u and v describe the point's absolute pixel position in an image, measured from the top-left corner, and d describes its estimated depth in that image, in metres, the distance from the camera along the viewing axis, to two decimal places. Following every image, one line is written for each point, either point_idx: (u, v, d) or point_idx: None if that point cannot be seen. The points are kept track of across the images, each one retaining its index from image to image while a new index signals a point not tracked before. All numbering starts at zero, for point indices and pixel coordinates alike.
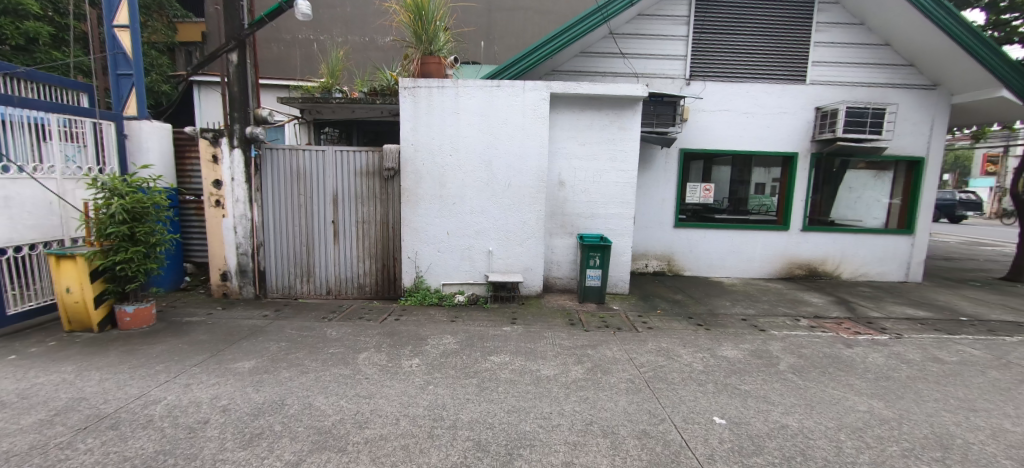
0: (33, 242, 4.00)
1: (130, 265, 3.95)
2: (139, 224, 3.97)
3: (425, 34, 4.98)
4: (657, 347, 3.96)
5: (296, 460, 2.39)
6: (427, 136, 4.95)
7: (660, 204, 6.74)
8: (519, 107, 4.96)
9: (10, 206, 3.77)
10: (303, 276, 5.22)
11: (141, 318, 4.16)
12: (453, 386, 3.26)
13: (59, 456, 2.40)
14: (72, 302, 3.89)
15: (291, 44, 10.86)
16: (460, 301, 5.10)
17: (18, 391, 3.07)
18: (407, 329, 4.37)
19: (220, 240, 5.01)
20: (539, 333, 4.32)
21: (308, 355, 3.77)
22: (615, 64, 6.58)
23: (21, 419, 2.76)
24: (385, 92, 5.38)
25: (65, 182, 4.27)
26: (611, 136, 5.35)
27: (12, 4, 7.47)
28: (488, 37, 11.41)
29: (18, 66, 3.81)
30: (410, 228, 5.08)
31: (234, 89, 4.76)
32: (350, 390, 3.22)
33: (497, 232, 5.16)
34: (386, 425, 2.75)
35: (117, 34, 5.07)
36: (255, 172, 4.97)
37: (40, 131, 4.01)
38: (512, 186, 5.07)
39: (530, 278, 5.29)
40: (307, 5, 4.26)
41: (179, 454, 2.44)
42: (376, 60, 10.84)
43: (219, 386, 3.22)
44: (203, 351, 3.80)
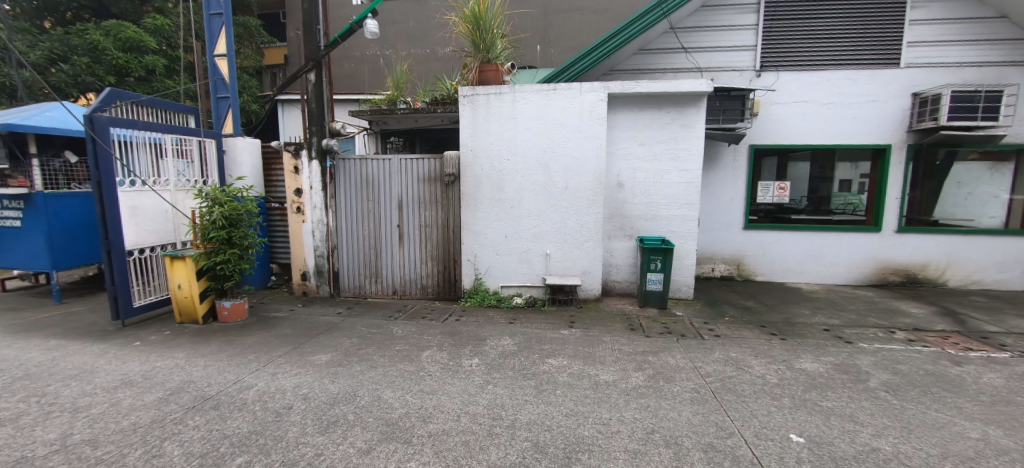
0: (152, 245, 4.65)
1: (228, 265, 4.46)
2: (235, 229, 4.47)
3: (483, 43, 5.12)
4: (725, 357, 3.73)
5: (366, 449, 2.56)
6: (485, 141, 5.09)
7: (728, 204, 6.34)
8: (576, 108, 4.93)
9: (137, 214, 4.42)
10: (372, 276, 5.56)
11: (235, 313, 4.66)
12: (512, 387, 3.31)
13: (174, 431, 2.80)
14: (182, 297, 4.47)
15: (360, 60, 11.65)
16: (518, 303, 5.17)
17: (143, 373, 3.60)
18: (468, 329, 4.51)
19: (301, 243, 5.50)
20: (598, 337, 4.25)
21: (377, 351, 4.02)
22: (676, 59, 6.32)
23: (145, 397, 3.24)
24: (445, 101, 5.61)
25: (177, 192, 4.91)
26: (673, 135, 5.14)
27: (137, 42, 8.75)
28: (544, 40, 11.46)
29: (142, 95, 4.50)
30: (470, 231, 5.24)
31: (312, 105, 5.20)
32: (415, 385, 3.38)
33: (554, 234, 5.15)
34: (448, 420, 2.86)
35: (217, 63, 5.77)
36: (330, 181, 5.40)
37: (158, 149, 4.67)
38: (570, 188, 5.04)
39: (588, 281, 5.21)
40: (376, 24, 4.56)
41: (268, 436, 2.73)
42: (437, 70, 11.31)
43: (301, 376, 3.54)
44: (287, 343, 4.19)
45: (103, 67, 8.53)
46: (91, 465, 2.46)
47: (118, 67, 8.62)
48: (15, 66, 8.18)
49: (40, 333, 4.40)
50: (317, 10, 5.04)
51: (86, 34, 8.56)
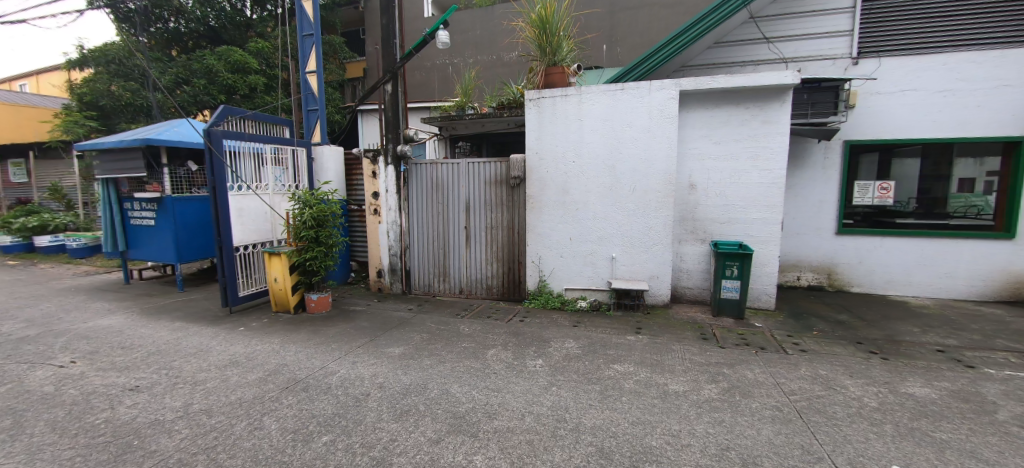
0: (254, 243, 5.26)
1: (316, 261, 4.93)
2: (322, 229, 4.92)
3: (549, 46, 5.16)
4: (813, 374, 3.41)
5: (436, 439, 2.70)
6: (550, 144, 5.12)
7: (817, 206, 5.77)
8: (645, 108, 4.78)
9: (242, 215, 5.04)
10: (440, 275, 5.82)
11: (321, 305, 5.12)
12: (576, 390, 3.29)
13: (271, 408, 3.16)
14: (277, 289, 5.01)
15: (431, 70, 12.25)
16: (583, 307, 5.11)
17: (247, 354, 4.09)
18: (531, 330, 4.55)
19: (377, 242, 5.92)
20: (666, 345, 4.08)
21: (445, 347, 4.20)
22: (757, 50, 5.89)
23: (248, 376, 3.69)
24: (511, 105, 5.72)
25: (275, 196, 5.51)
26: (752, 132, 4.80)
27: (243, 64, 10.01)
28: (611, 40, 11.25)
29: (248, 110, 5.13)
30: (535, 233, 5.29)
31: (389, 114, 5.56)
32: (481, 382, 3.49)
33: (620, 237, 5.03)
34: (512, 419, 2.91)
35: (308, 79, 6.38)
36: (404, 184, 5.75)
37: (259, 158, 5.28)
38: (637, 189, 4.90)
39: (657, 286, 5.02)
40: (447, 34, 4.78)
41: (350, 419, 2.99)
42: (503, 75, 11.55)
43: (377, 366, 3.81)
44: (365, 335, 4.52)
45: (215, 87, 9.83)
46: (208, 431, 2.89)
47: (227, 86, 9.90)
48: (151, 90, 9.70)
49: (167, 316, 5.18)
50: (394, 25, 5.40)
51: (203, 59, 9.93)
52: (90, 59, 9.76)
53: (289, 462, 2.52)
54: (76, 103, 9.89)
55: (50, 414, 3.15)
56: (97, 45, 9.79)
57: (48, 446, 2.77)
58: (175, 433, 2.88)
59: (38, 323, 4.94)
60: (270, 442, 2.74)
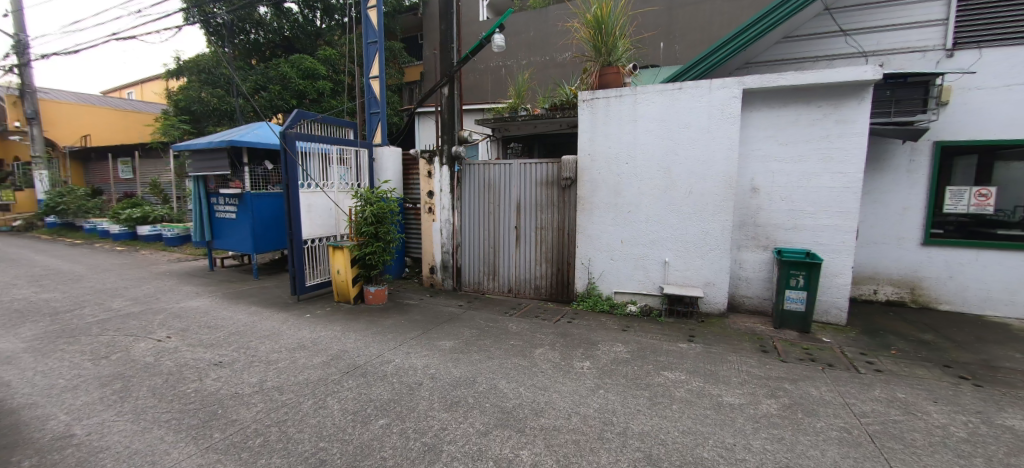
0: (320, 237, 5.68)
1: (375, 255, 5.24)
2: (381, 225, 5.23)
3: (604, 47, 5.13)
4: (888, 396, 3.13)
5: (484, 431, 2.80)
6: (603, 145, 5.08)
7: (900, 214, 5.25)
8: (704, 107, 4.61)
9: (311, 211, 5.47)
10: (490, 274, 5.95)
11: (378, 297, 5.42)
12: (624, 394, 3.26)
13: (334, 389, 3.43)
14: (339, 280, 5.38)
15: (485, 72, 12.52)
16: (632, 311, 5.02)
17: (312, 339, 4.44)
18: (579, 332, 4.55)
19: (431, 239, 6.18)
20: (721, 355, 3.93)
21: (494, 343, 4.31)
22: (832, 44, 5.47)
23: (314, 359, 4.01)
24: (564, 106, 5.73)
25: (339, 194, 5.90)
26: (824, 132, 4.48)
27: (313, 70, 10.79)
28: (669, 37, 10.89)
29: (318, 114, 5.55)
30: (585, 235, 5.27)
31: (445, 116, 5.77)
32: (528, 379, 3.56)
33: (675, 241, 4.88)
34: (559, 418, 2.94)
35: (371, 83, 6.74)
36: (458, 184, 5.95)
37: (326, 158, 5.68)
38: (694, 192, 4.73)
39: (712, 293, 4.83)
40: (503, 38, 4.89)
41: (403, 406, 3.16)
42: (556, 76, 11.55)
43: (429, 357, 3.99)
44: (417, 328, 4.74)
45: (289, 92, 10.69)
46: (280, 406, 3.20)
47: (299, 91, 10.74)
48: (234, 96, 10.74)
49: (244, 301, 5.74)
50: (452, 31, 5.62)
51: (278, 67, 10.82)
52: (185, 69, 10.97)
53: (350, 440, 2.74)
54: (173, 109, 11.18)
55: (152, 381, 3.63)
56: (190, 56, 10.97)
57: (151, 408, 3.20)
58: (252, 406, 3.21)
59: (141, 302, 5.67)
60: (332, 420, 2.98)
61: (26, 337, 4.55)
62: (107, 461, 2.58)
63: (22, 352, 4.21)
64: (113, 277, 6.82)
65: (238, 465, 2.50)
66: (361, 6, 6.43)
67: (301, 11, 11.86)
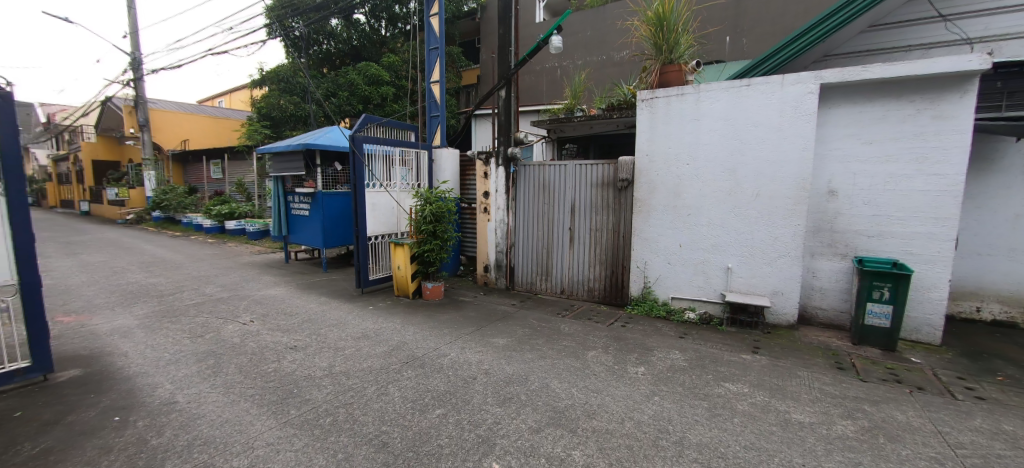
0: (383, 234, 6.04)
1: (432, 252, 5.49)
2: (439, 224, 5.48)
3: (665, 44, 5.01)
4: (993, 428, 2.77)
5: (536, 428, 2.85)
6: (662, 145, 4.95)
7: (1012, 221, 4.61)
8: (776, 104, 4.35)
9: (375, 209, 5.84)
10: (543, 274, 6.00)
11: (435, 293, 5.66)
12: (680, 403, 3.17)
13: (395, 378, 3.65)
14: (399, 275, 5.68)
15: (540, 74, 12.62)
16: (691, 319, 4.84)
17: (375, 330, 4.74)
18: (633, 337, 4.46)
19: (486, 239, 6.36)
20: (790, 370, 3.68)
21: (546, 343, 4.35)
22: (928, 31, 4.93)
23: (377, 348, 4.28)
24: (622, 106, 5.63)
25: (401, 194, 6.23)
26: (917, 129, 4.05)
27: (378, 77, 11.49)
28: (736, 30, 10.31)
29: (382, 118, 5.91)
30: (641, 237, 5.16)
31: (502, 118, 5.91)
32: (580, 381, 3.56)
33: (739, 246, 4.64)
34: (612, 421, 2.93)
35: (432, 87, 7.03)
36: (513, 185, 6.06)
37: (389, 159, 6.02)
38: (762, 195, 4.47)
39: (780, 304, 4.53)
40: (561, 40, 4.93)
41: (459, 398, 3.30)
42: (613, 75, 11.38)
43: (483, 354, 4.12)
44: (472, 324, 4.90)
45: (356, 98, 11.45)
46: (347, 390, 3.46)
47: (365, 96, 11.47)
48: (309, 103, 11.69)
49: (315, 292, 6.24)
50: (511, 34, 5.74)
51: (347, 74, 11.61)
52: (267, 79, 12.09)
53: (409, 426, 2.91)
54: (256, 115, 12.37)
55: (239, 359, 4.08)
56: (272, 67, 12.07)
57: (238, 383, 3.60)
58: (323, 388, 3.50)
59: (229, 289, 6.36)
60: (393, 407, 3.18)
61: (140, 314, 5.30)
62: (204, 426, 2.96)
63: (137, 327, 4.90)
64: (206, 266, 7.70)
65: (311, 440, 2.76)
66: (424, 14, 6.74)
67: (368, 22, 12.66)
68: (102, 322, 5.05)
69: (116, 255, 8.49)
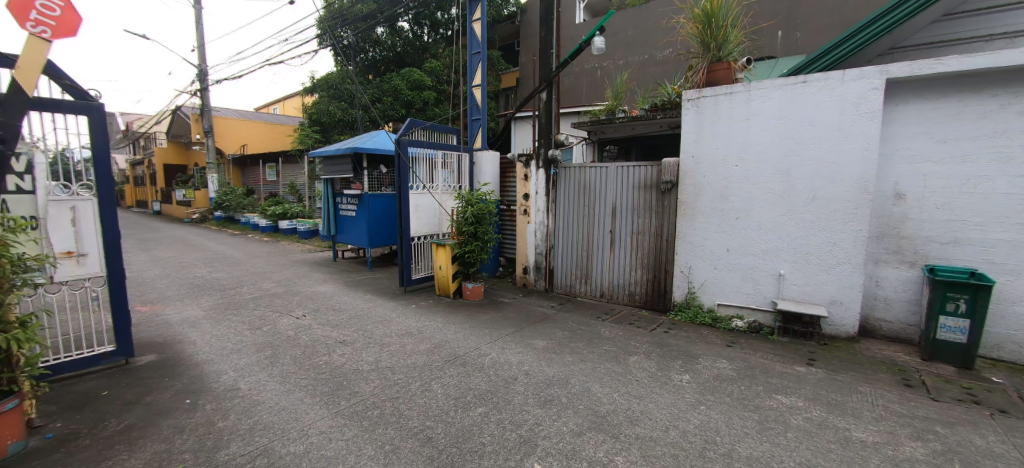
0: (425, 235, 6.22)
1: (473, 253, 5.60)
2: (480, 226, 5.59)
3: (713, 41, 4.86)
4: None
5: (578, 431, 2.84)
6: (709, 146, 4.80)
7: None
8: (835, 102, 4.10)
9: (419, 211, 6.03)
10: (582, 277, 5.96)
11: (475, 293, 5.76)
12: (729, 414, 3.05)
13: (438, 375, 3.76)
14: (441, 275, 5.84)
15: (580, 75, 12.55)
16: (739, 327, 4.65)
17: (417, 328, 4.90)
18: (677, 343, 4.34)
19: (526, 241, 6.41)
20: (850, 384, 3.46)
21: (587, 347, 4.32)
22: (1014, 18, 4.47)
23: (420, 345, 4.42)
24: (665, 106, 5.50)
25: (443, 195, 6.38)
26: (1001, 126, 3.69)
27: (420, 82, 11.86)
28: (790, 25, 9.80)
29: (426, 122, 6.10)
30: (686, 241, 5.02)
31: (542, 120, 5.93)
32: (622, 386, 3.52)
33: (793, 252, 4.41)
34: (656, 429, 2.87)
35: (473, 91, 7.15)
36: (553, 187, 6.08)
37: (432, 162, 6.19)
38: (819, 198, 4.23)
39: (838, 314, 4.27)
40: (604, 40, 4.89)
41: (500, 397, 3.35)
42: (656, 75, 11.13)
43: (523, 355, 4.15)
44: (511, 325, 4.95)
45: (399, 102, 11.86)
46: (393, 384, 3.60)
47: (408, 101, 11.87)
48: (356, 108, 12.25)
49: (361, 289, 6.52)
50: (552, 37, 5.76)
51: (391, 80, 12.05)
52: (318, 87, 12.78)
53: (453, 423, 2.99)
54: (308, 121, 13.10)
55: (294, 351, 4.35)
56: (322, 75, 12.75)
57: (294, 374, 3.84)
58: (371, 382, 3.66)
59: (284, 284, 6.78)
60: (437, 403, 3.28)
61: (206, 306, 5.76)
62: (264, 412, 3.18)
63: (204, 318, 5.33)
64: (262, 263, 8.25)
65: (361, 431, 2.89)
66: (467, 19, 6.88)
67: (411, 29, 13.09)
68: (174, 312, 5.52)
69: (185, 251, 9.26)
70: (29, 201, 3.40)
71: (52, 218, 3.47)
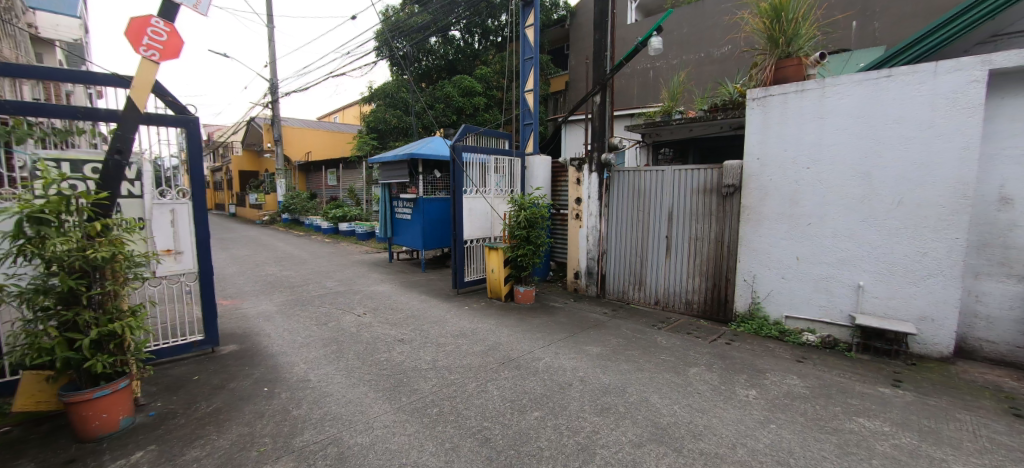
0: (477, 238, 6.37)
1: (525, 257, 5.66)
2: (532, 230, 5.64)
3: (782, 36, 4.59)
4: None
5: (638, 443, 2.79)
6: (776, 148, 4.55)
7: None
8: (926, 97, 3.73)
9: (472, 214, 6.19)
10: (636, 283, 5.83)
11: (526, 296, 5.79)
12: (803, 435, 2.86)
13: (494, 377, 3.84)
14: (493, 278, 5.95)
15: (631, 76, 12.31)
16: (810, 341, 4.35)
17: (471, 329, 5.02)
18: (741, 356, 4.13)
19: (577, 245, 6.38)
20: (946, 410, 3.11)
21: (643, 355, 4.22)
22: None
23: (474, 347, 4.53)
24: (727, 106, 5.27)
25: (495, 199, 6.51)
26: None
27: (471, 89, 12.18)
28: (867, 13, 9.06)
29: (479, 127, 6.24)
30: (749, 248, 4.77)
31: (596, 123, 5.88)
32: (683, 398, 3.40)
33: (874, 262, 4.05)
34: (721, 445, 2.75)
35: (525, 96, 7.19)
36: (606, 191, 6.01)
37: (484, 167, 6.33)
38: (906, 203, 3.86)
39: (929, 332, 3.86)
40: (661, 40, 4.80)
41: (555, 402, 3.36)
42: (714, 74, 10.68)
43: (577, 360, 4.13)
44: (563, 330, 4.94)
45: (451, 109, 12.25)
46: (450, 384, 3.72)
47: (459, 107, 12.22)
48: (410, 115, 12.80)
49: (415, 290, 6.78)
50: (607, 39, 5.71)
51: (443, 87, 12.47)
52: (375, 96, 13.50)
53: (510, 425, 3.03)
54: (366, 128, 13.86)
55: (358, 347, 4.61)
56: (380, 85, 13.44)
57: (359, 369, 4.07)
58: (429, 381, 3.79)
59: (345, 283, 7.20)
60: (493, 405, 3.34)
61: (278, 302, 6.25)
62: (334, 404, 3.40)
63: (277, 313, 5.78)
64: (325, 262, 8.82)
65: (422, 427, 3.01)
66: (520, 26, 6.96)
67: (462, 37, 13.47)
68: (251, 307, 6.04)
69: (257, 250, 10.11)
70: (137, 204, 3.88)
71: (154, 220, 3.92)
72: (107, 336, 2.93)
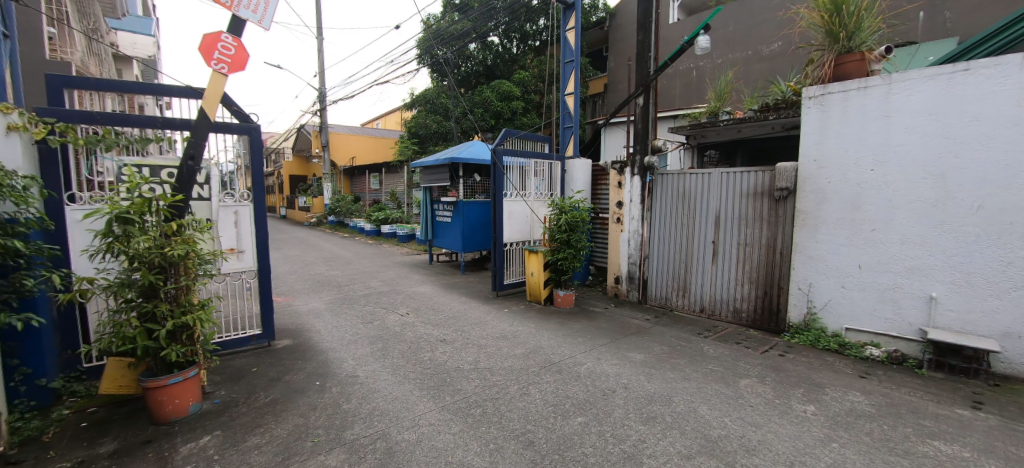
0: (517, 240, 6.43)
1: (565, 261, 5.65)
2: (573, 233, 5.62)
3: (843, 31, 4.35)
4: None
5: (687, 454, 2.71)
6: (835, 149, 4.30)
7: None
8: (1011, 91, 3.40)
9: (512, 218, 6.28)
10: (679, 290, 5.67)
11: (566, 300, 5.79)
12: (869, 456, 2.68)
13: (535, 380, 3.85)
14: (533, 282, 5.98)
15: (673, 76, 12.02)
16: (873, 356, 4.07)
17: (511, 332, 5.06)
18: (796, 369, 3.92)
19: (618, 250, 6.30)
20: None
21: (690, 364, 4.10)
22: None
23: (515, 349, 4.57)
24: (780, 105, 5.04)
25: (535, 202, 6.56)
26: None
27: (509, 93, 12.31)
28: (937, 3, 8.44)
29: (519, 131, 6.26)
30: (805, 255, 4.53)
31: (638, 125, 5.78)
32: (733, 410, 3.27)
33: (948, 272, 3.73)
34: (777, 462, 2.62)
35: (566, 99, 7.17)
36: (649, 194, 5.89)
37: (523, 170, 6.38)
38: (987, 208, 3.53)
39: (1016, 350, 3.51)
40: (709, 39, 4.69)
41: (599, 408, 3.33)
42: (764, 72, 10.24)
43: (620, 367, 4.08)
44: (605, 335, 4.89)
45: (490, 113, 12.45)
46: (492, 385, 3.76)
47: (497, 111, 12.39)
48: (450, 121, 13.13)
49: (455, 291, 6.93)
50: (651, 39, 5.60)
51: (481, 92, 12.69)
52: (416, 102, 13.94)
53: (554, 429, 3.04)
54: (407, 134, 14.34)
55: (402, 346, 4.77)
56: (420, 92, 13.87)
57: (404, 367, 4.22)
58: (472, 381, 3.86)
59: (389, 284, 7.47)
60: (536, 408, 3.36)
61: (327, 300, 6.57)
62: (382, 399, 3.53)
63: (326, 311, 6.08)
64: (369, 263, 9.18)
65: (466, 427, 3.08)
66: (561, 29, 6.95)
67: (501, 42, 13.65)
68: (303, 304, 6.39)
69: (306, 251, 10.67)
70: (206, 206, 4.21)
71: (221, 220, 4.26)
72: (181, 328, 3.18)
